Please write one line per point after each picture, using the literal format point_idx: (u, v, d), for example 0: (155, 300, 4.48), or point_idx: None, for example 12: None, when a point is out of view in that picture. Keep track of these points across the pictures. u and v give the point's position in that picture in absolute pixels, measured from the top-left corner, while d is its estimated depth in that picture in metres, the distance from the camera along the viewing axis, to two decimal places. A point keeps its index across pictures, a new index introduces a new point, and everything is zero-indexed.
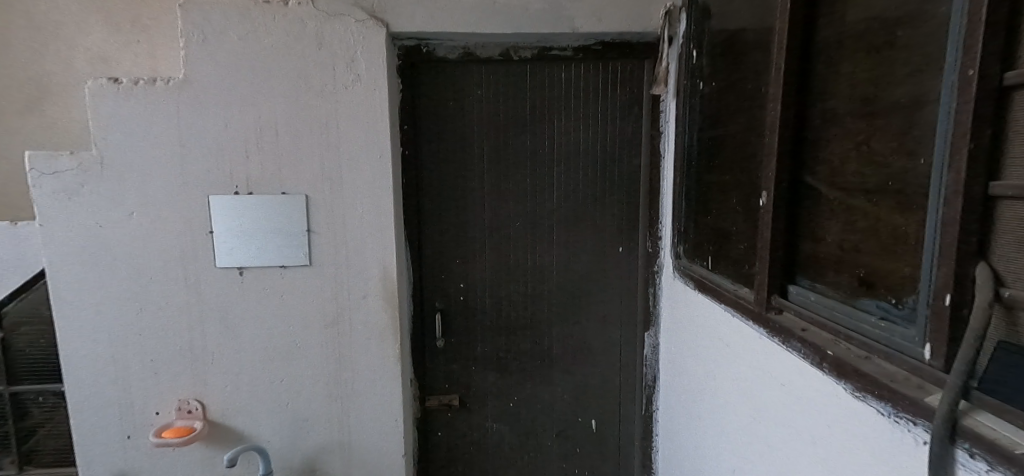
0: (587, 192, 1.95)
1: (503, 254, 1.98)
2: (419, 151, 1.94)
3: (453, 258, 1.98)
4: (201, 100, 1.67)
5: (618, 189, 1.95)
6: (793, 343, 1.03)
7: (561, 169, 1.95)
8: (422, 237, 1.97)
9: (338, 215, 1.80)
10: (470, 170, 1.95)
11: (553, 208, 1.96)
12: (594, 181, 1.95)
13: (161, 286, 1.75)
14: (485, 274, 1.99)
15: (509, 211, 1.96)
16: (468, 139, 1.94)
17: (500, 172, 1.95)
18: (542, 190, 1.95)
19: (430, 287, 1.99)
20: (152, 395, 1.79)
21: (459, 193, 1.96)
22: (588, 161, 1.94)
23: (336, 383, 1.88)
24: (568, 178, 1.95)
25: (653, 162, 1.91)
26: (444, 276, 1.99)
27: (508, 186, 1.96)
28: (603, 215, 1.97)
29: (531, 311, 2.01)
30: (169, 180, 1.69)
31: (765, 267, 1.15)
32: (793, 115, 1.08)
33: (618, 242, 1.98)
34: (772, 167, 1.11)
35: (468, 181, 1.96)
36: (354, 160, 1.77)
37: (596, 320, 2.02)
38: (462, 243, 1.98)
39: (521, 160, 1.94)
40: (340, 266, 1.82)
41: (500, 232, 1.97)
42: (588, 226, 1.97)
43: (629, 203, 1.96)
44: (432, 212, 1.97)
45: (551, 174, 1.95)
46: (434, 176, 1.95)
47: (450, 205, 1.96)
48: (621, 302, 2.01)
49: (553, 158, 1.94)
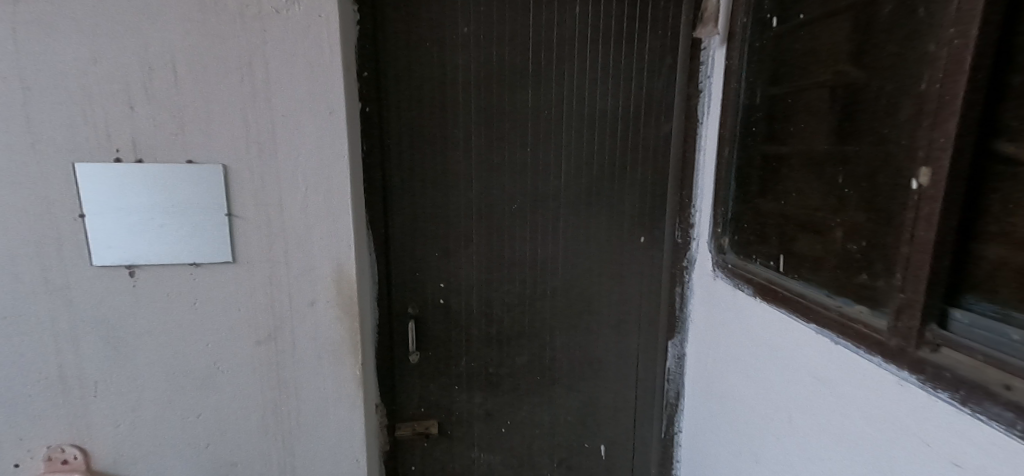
0: (601, 166, 1.54)
1: (492, 245, 1.57)
2: (386, 110, 1.47)
3: (429, 248, 1.56)
4: (57, 22, 1.17)
5: (639, 163, 1.55)
6: (1000, 412, 0.66)
7: (568, 137, 1.52)
8: (389, 223, 1.52)
9: (271, 194, 1.32)
10: (453, 136, 1.50)
11: (556, 187, 1.55)
12: (610, 153, 1.54)
13: (10, 294, 1.25)
14: (471, 270, 1.58)
15: (501, 190, 1.54)
16: (450, 95, 1.48)
17: (491, 140, 1.51)
18: (543, 164, 1.54)
19: (402, 287, 1.56)
20: (9, 442, 1.31)
21: (438, 167, 1.52)
22: (603, 127, 1.52)
23: (274, 416, 1.43)
24: (576, 149, 1.53)
25: (687, 129, 1.51)
26: (418, 272, 1.56)
27: (501, 158, 1.53)
28: (620, 196, 1.56)
29: (529, 316, 1.62)
30: (12, 139, 1.19)
31: (918, 282, 0.76)
32: (994, 43, 0.67)
33: (638, 230, 1.59)
34: (942, 129, 0.72)
35: (450, 152, 1.51)
36: (294, 117, 1.30)
37: (608, 326, 1.64)
38: (442, 231, 1.55)
39: (517, 125, 1.51)
40: (275, 263, 1.36)
41: (491, 216, 1.56)
42: (603, 210, 1.57)
43: (652, 180, 1.56)
44: (401, 190, 1.52)
45: (555, 143, 1.52)
46: (405, 143, 1.49)
47: (425, 181, 1.52)
48: (641, 303, 1.63)
49: (559, 122, 1.51)
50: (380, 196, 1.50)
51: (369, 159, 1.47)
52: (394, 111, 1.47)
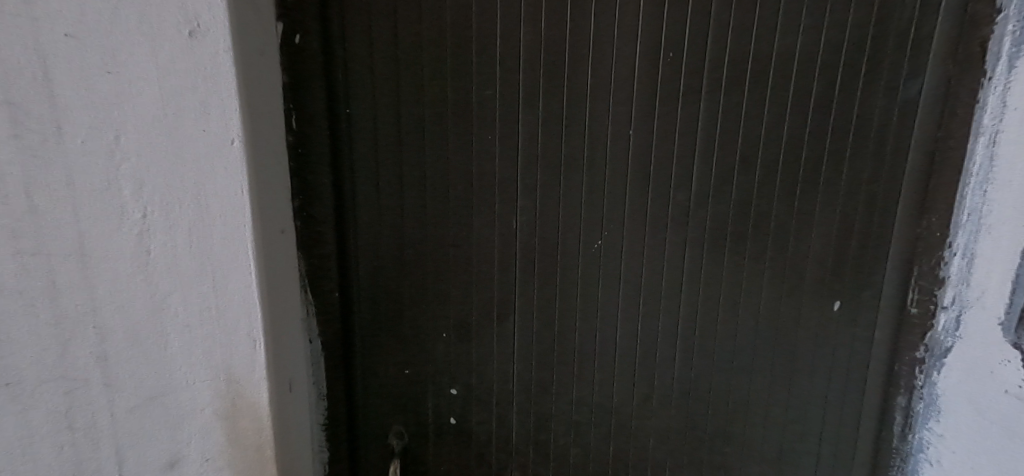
0: (767, 167, 0.78)
1: (551, 322, 0.82)
2: (339, 49, 0.72)
3: (430, 328, 0.81)
4: None
5: (844, 160, 0.78)
6: None
7: (708, 108, 0.76)
8: (351, 276, 0.79)
9: (56, 233, 0.56)
10: (477, 106, 0.75)
11: (677, 210, 0.79)
12: (789, 140, 0.77)
13: None
14: (513, 368, 0.83)
15: (571, 215, 0.79)
16: (475, 20, 0.72)
17: (555, 115, 0.75)
18: (656, 164, 0.78)
19: (379, 396, 0.83)
20: None
21: (447, 169, 0.76)
22: (780, 88, 0.76)
23: None
24: (722, 134, 0.77)
25: (950, 91, 0.74)
26: (410, 369, 0.82)
27: (577, 152, 0.77)
28: (802, 226, 0.80)
29: (615, 446, 0.88)
30: None
31: None
32: None
33: (831, 290, 0.82)
34: None
35: (473, 139, 0.76)
36: (100, 43, 0.52)
37: (759, 464, 0.89)
38: (457, 294, 0.80)
39: (607, 83, 0.75)
40: (80, 384, 0.60)
41: (555, 268, 0.80)
42: (766, 254, 0.81)
43: (867, 192, 0.79)
44: (374, 214, 0.77)
45: (684, 120, 0.76)
46: (378, 121, 0.74)
47: (423, 198, 0.77)
48: (824, 428, 0.87)
49: (692, 79, 0.75)
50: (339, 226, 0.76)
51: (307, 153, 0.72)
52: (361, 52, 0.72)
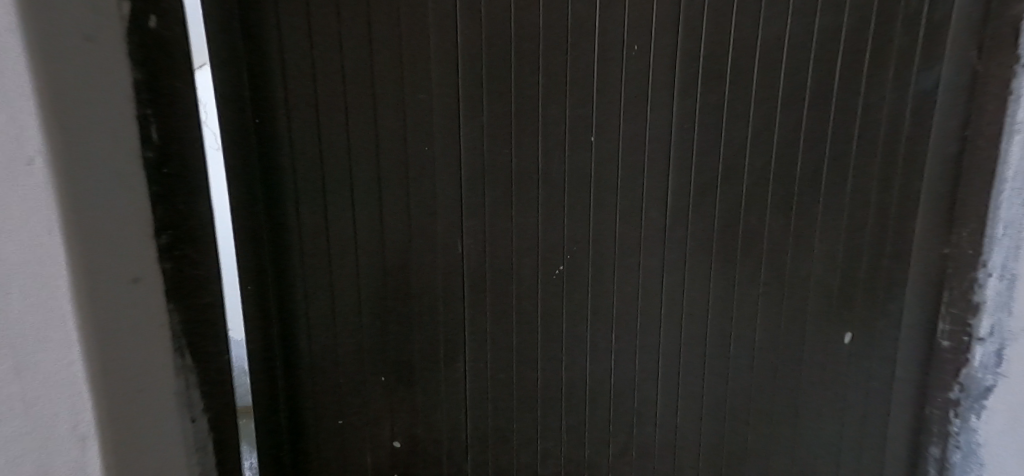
0: (755, 177, 0.66)
1: (507, 363, 0.70)
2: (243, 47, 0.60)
3: (363, 371, 0.70)
4: None
5: (849, 166, 0.66)
6: None
7: (681, 109, 0.65)
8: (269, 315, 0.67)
9: None
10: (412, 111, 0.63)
11: (650, 229, 0.68)
12: (782, 143, 0.66)
13: None
14: (462, 417, 0.72)
15: (524, 237, 0.68)
16: (404, 17, 0.61)
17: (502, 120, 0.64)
18: (623, 175, 0.66)
19: (309, 448, 0.73)
20: None
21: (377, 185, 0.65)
22: (769, 83, 0.64)
23: None
24: (700, 139, 0.65)
25: (978, 80, 0.61)
26: (342, 419, 0.72)
27: (530, 164, 0.66)
28: (802, 244, 0.68)
29: None
30: None
31: None
32: None
33: (841, 317, 0.69)
34: None
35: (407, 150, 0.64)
36: None
37: None
38: (396, 335, 0.69)
39: (563, 82, 0.64)
40: None
41: (508, 298, 0.69)
42: (759, 277, 0.69)
43: (876, 203, 0.67)
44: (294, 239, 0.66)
45: (654, 123, 0.65)
46: (293, 130, 0.63)
47: (349, 221, 0.66)
48: None
49: (663, 74, 0.64)
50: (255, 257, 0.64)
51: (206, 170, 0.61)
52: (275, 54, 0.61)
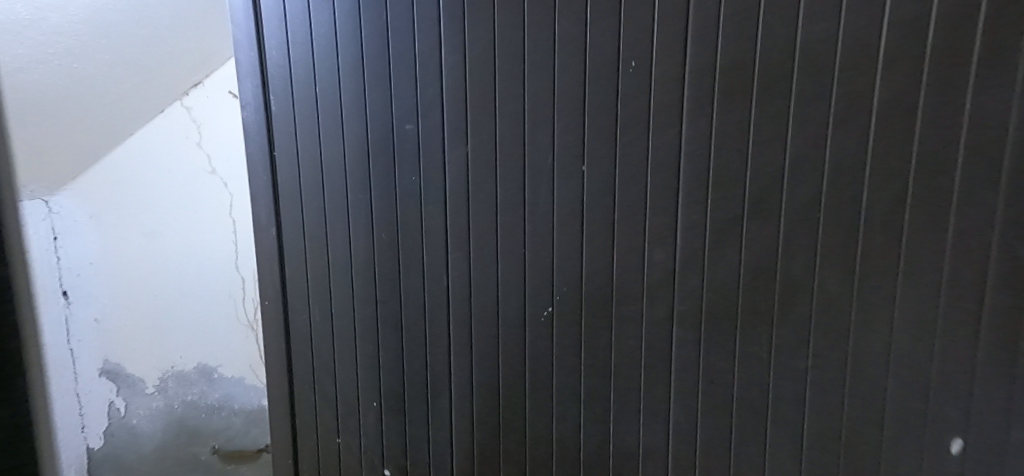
0: (811, 201, 0.36)
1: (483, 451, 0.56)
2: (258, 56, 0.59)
3: (361, 388, 0.63)
4: None
5: (977, 199, 0.31)
6: None
7: (683, 89, 0.39)
8: (267, 327, 0.73)
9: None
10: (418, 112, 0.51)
11: (646, 268, 0.43)
12: (864, 142, 0.34)
13: None
14: (450, 453, 0.58)
15: (506, 260, 0.50)
16: (398, 37, 0.50)
17: (495, 115, 0.47)
18: (602, 184, 0.44)
19: (308, 460, 0.69)
20: None
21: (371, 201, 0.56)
22: (824, 37, 0.34)
23: None
24: (715, 133, 0.39)
25: None
26: (342, 436, 0.65)
27: (492, 175, 0.49)
28: (912, 336, 0.35)
29: None
30: None
31: None
32: None
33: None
34: None
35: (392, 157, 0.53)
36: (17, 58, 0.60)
37: None
38: (384, 398, 0.61)
39: (512, 69, 0.46)
40: None
41: (491, 334, 0.52)
42: (840, 374, 0.38)
43: (947, 266, 0.33)
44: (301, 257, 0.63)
45: (631, 118, 0.42)
46: (299, 143, 0.59)
47: (349, 246, 0.59)
48: None
49: (632, 50, 0.41)
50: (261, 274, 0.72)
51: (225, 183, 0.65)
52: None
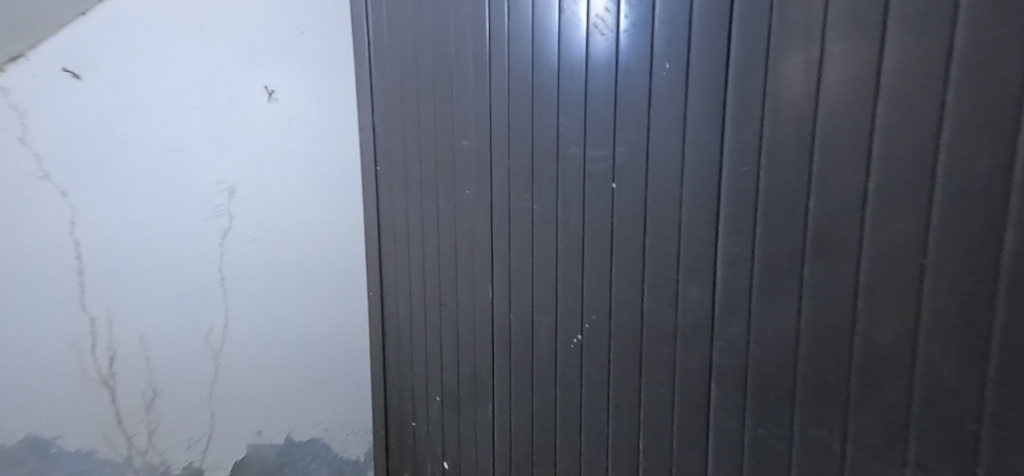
0: (903, 249, 0.25)
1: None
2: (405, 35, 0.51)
3: (429, 379, 0.57)
4: None
5: None
6: None
7: (731, 96, 0.29)
8: (137, 375, 0.59)
9: None
10: (504, 112, 0.43)
11: (680, 315, 0.34)
12: (1007, 171, 0.21)
13: None
14: (494, 463, 0.51)
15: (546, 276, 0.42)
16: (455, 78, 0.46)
17: (539, 125, 0.40)
18: (632, 207, 0.35)
19: (394, 435, 0.63)
20: None
21: (455, 200, 0.49)
22: (937, 19, 0.23)
23: None
24: (768, 154, 0.28)
25: None
26: (416, 422, 0.59)
27: (529, 192, 0.42)
28: None
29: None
30: None
31: None
32: None
33: None
34: None
35: (461, 162, 0.48)
36: None
37: None
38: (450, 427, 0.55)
39: (545, 79, 0.39)
40: None
41: (527, 356, 0.45)
42: None
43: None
44: (397, 252, 0.57)
45: (660, 140, 0.33)
46: (398, 143, 0.54)
47: (423, 285, 0.54)
48: None
49: (664, 53, 0.32)
50: (122, 307, 0.57)
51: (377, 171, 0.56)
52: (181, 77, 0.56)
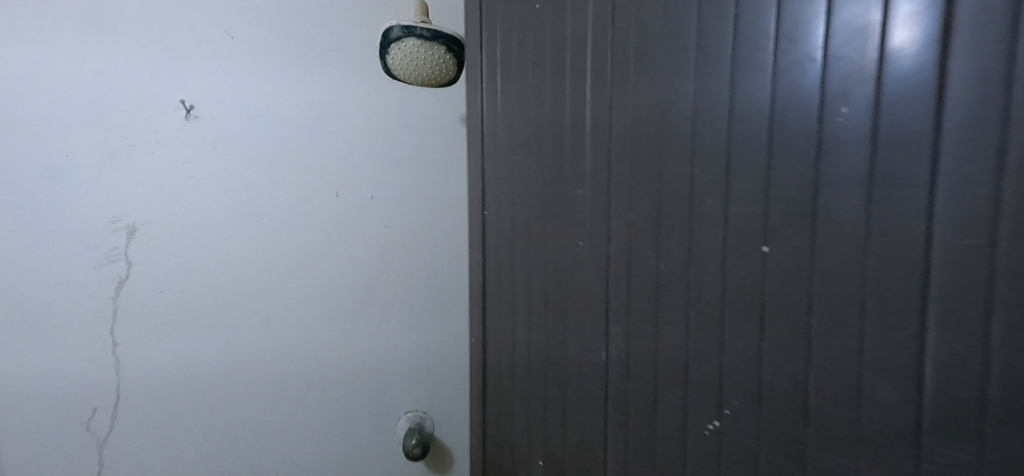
0: None
1: None
2: (541, 41, 0.29)
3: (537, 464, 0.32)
4: None
5: None
6: None
7: (937, 159, 0.16)
8: None
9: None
10: (628, 143, 0.25)
11: (862, 422, 0.18)
12: None
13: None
14: None
15: (637, 342, 0.26)
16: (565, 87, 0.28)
17: (692, 160, 0.22)
18: (789, 281, 0.20)
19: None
20: None
21: (552, 263, 0.30)
22: None
23: None
24: (944, 199, 0.16)
25: None
26: None
27: (654, 243, 0.24)
28: None
29: None
30: None
31: None
32: None
33: None
34: None
35: (568, 213, 0.28)
36: None
37: None
38: None
39: (675, 91, 0.23)
40: None
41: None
42: None
43: None
44: (500, 307, 0.34)
45: (834, 210, 0.18)
46: (506, 185, 0.32)
47: (512, 365, 0.34)
48: None
49: (843, 85, 0.18)
50: (107, 364, 0.40)
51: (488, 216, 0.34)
52: (21, 46, 0.36)
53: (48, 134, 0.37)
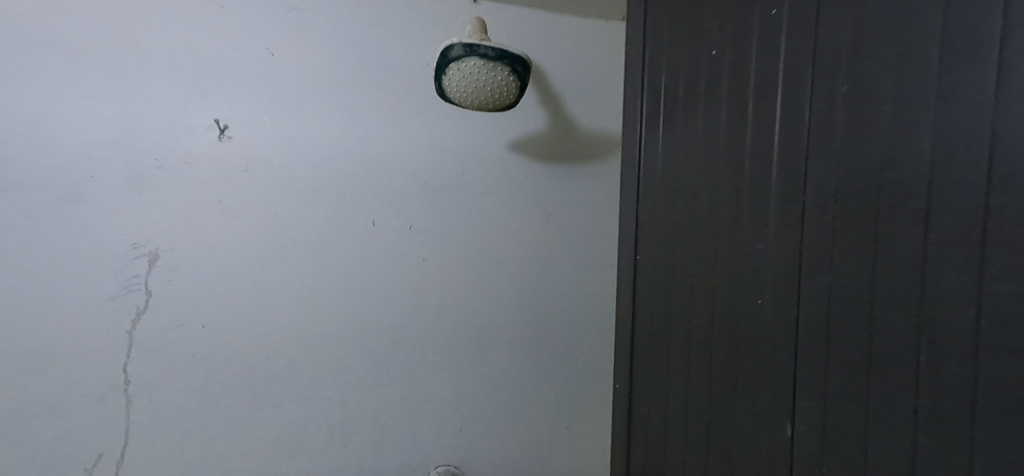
0: None
1: None
2: (724, 76, 0.26)
3: None
4: None
5: None
6: None
7: None
8: None
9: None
10: (824, 157, 0.21)
11: None
12: None
13: None
14: None
15: (843, 394, 0.21)
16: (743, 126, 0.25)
17: (937, 184, 0.18)
18: None
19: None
20: None
21: (727, 303, 0.26)
22: None
23: None
24: None
25: None
26: None
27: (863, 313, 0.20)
28: None
29: None
30: None
31: None
32: None
33: None
34: None
35: (743, 264, 0.25)
36: None
37: None
38: None
39: (897, 109, 0.19)
40: None
41: None
42: None
43: None
44: (652, 354, 0.31)
45: None
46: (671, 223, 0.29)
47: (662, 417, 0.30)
48: None
49: None
50: (119, 403, 0.36)
51: (642, 247, 0.31)
52: (59, 59, 0.34)
53: (78, 152, 0.35)
